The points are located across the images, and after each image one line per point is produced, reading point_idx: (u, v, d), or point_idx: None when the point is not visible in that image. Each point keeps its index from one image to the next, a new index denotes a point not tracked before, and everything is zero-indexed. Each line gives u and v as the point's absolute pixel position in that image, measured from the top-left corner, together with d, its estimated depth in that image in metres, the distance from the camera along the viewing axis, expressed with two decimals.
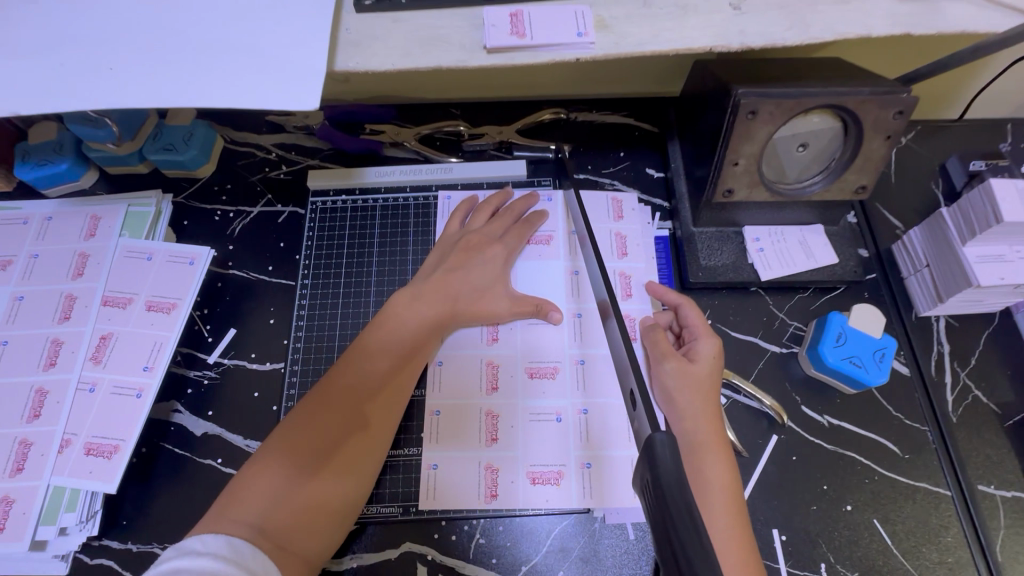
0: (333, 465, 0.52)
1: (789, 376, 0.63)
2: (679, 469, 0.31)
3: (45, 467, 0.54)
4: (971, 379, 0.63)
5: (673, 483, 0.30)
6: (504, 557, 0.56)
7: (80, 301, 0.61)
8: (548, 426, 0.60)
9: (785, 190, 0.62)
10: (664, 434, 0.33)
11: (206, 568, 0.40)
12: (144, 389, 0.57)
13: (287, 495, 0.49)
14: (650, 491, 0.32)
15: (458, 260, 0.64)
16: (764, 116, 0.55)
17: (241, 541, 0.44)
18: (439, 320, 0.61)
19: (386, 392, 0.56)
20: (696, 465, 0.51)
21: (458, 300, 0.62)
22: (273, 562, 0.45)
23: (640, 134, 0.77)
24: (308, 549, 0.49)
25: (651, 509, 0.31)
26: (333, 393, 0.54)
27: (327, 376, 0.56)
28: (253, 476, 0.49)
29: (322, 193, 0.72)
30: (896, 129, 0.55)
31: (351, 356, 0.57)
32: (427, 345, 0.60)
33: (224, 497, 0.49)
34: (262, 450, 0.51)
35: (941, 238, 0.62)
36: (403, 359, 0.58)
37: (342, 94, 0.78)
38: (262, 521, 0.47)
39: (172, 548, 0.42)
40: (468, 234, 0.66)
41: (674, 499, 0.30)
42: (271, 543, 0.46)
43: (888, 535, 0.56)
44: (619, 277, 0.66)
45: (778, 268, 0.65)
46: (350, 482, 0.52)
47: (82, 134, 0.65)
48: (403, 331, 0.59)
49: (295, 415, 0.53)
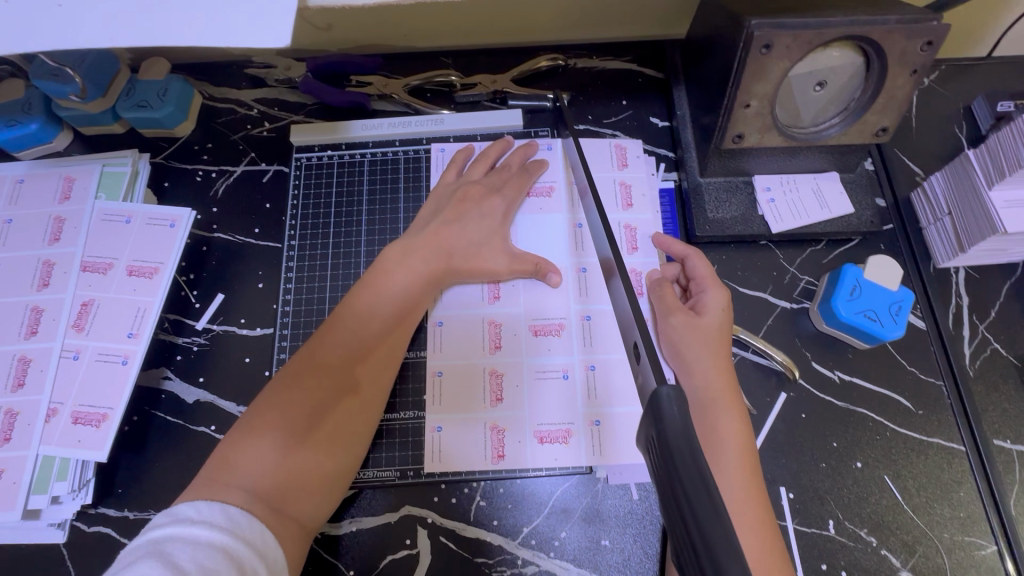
0: (325, 429, 0.50)
1: (798, 332, 0.61)
2: (686, 427, 0.28)
3: (33, 436, 0.53)
4: (990, 331, 0.60)
5: (681, 439, 0.28)
6: (505, 519, 0.55)
7: (59, 267, 0.58)
8: (554, 384, 0.58)
9: (800, 134, 0.58)
10: (671, 387, 0.29)
11: (199, 538, 0.39)
12: (130, 356, 0.55)
13: (279, 459, 0.47)
14: (657, 449, 0.29)
15: (455, 213, 0.61)
16: (779, 50, 0.50)
17: (236, 509, 0.43)
18: (432, 278, 0.58)
19: (378, 352, 0.54)
20: (708, 421, 0.50)
21: (454, 257, 0.59)
22: (265, 525, 0.44)
23: (644, 81, 0.72)
24: (303, 513, 0.48)
25: (660, 466, 0.29)
26: (324, 354, 0.52)
27: (317, 336, 0.54)
28: (243, 441, 0.48)
29: (308, 149, 0.68)
30: (923, 63, 0.51)
31: (342, 315, 0.55)
32: (421, 304, 0.58)
33: (213, 462, 0.47)
34: (253, 412, 0.50)
35: (966, 182, 0.58)
36: (395, 319, 0.56)
37: (324, 44, 0.73)
38: (254, 486, 0.45)
39: (163, 513, 0.42)
40: (466, 185, 0.63)
41: (683, 458, 0.27)
42: (265, 507, 0.45)
43: (899, 492, 0.55)
44: (624, 230, 0.63)
45: (789, 219, 0.62)
46: (343, 445, 0.51)
47: (49, 91, 0.61)
48: (395, 290, 0.56)
49: (284, 377, 0.51)
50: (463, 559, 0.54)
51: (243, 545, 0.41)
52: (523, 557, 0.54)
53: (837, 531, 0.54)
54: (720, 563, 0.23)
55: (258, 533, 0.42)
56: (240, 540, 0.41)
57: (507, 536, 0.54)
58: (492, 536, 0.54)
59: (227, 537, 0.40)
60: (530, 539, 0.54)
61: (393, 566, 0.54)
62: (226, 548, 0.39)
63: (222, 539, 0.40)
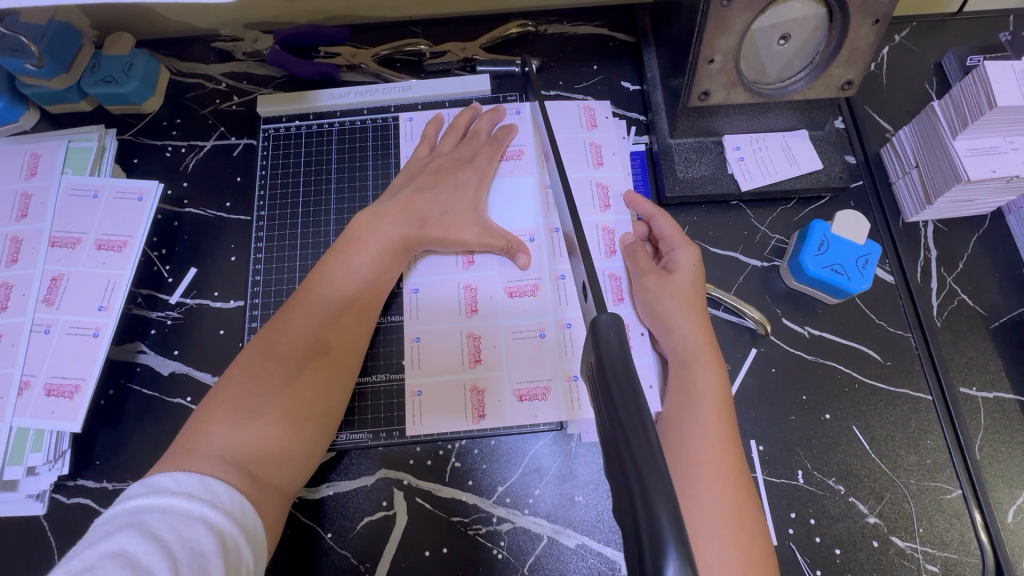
0: (297, 396, 0.50)
1: (770, 290, 0.61)
2: (621, 347, 0.33)
3: (6, 409, 0.53)
4: (957, 283, 0.61)
5: (617, 369, 0.32)
6: (480, 479, 0.56)
7: (27, 242, 0.58)
8: (531, 343, 0.58)
9: (766, 90, 0.58)
10: (610, 315, 0.35)
11: (179, 508, 0.39)
12: (101, 328, 0.55)
13: (250, 428, 0.47)
14: (597, 372, 0.34)
15: (428, 181, 0.61)
16: (739, 2, 0.49)
17: (215, 480, 0.42)
18: (403, 243, 0.58)
19: (350, 315, 0.54)
20: (688, 378, 0.50)
21: (428, 222, 0.59)
22: (245, 496, 0.43)
23: (615, 45, 0.71)
24: (280, 478, 0.48)
25: (600, 393, 0.33)
26: (293, 322, 0.52)
27: (289, 304, 0.54)
28: (213, 413, 0.47)
29: (275, 120, 0.67)
30: (885, 11, 0.50)
31: (312, 284, 0.55)
32: (392, 267, 0.57)
33: (185, 436, 0.46)
34: (223, 384, 0.49)
35: (932, 133, 0.58)
36: (367, 283, 0.56)
37: (291, 15, 0.72)
38: (229, 455, 0.45)
39: (139, 483, 0.40)
40: (438, 158, 0.62)
41: (616, 373, 0.32)
42: (242, 474, 0.44)
43: (867, 441, 0.56)
44: (595, 189, 0.63)
45: (758, 178, 0.62)
46: (317, 411, 0.51)
47: (9, 66, 0.61)
48: (365, 255, 0.56)
49: (254, 347, 0.51)
50: (440, 519, 0.54)
51: (225, 517, 0.40)
52: (498, 516, 0.54)
53: (806, 481, 0.55)
54: (645, 480, 0.27)
55: (238, 504, 0.42)
56: (222, 512, 0.40)
57: (482, 495, 0.55)
58: (468, 496, 0.55)
59: (209, 509, 0.40)
60: (504, 498, 0.55)
61: (370, 527, 0.54)
62: (207, 522, 0.39)
63: (203, 511, 0.39)
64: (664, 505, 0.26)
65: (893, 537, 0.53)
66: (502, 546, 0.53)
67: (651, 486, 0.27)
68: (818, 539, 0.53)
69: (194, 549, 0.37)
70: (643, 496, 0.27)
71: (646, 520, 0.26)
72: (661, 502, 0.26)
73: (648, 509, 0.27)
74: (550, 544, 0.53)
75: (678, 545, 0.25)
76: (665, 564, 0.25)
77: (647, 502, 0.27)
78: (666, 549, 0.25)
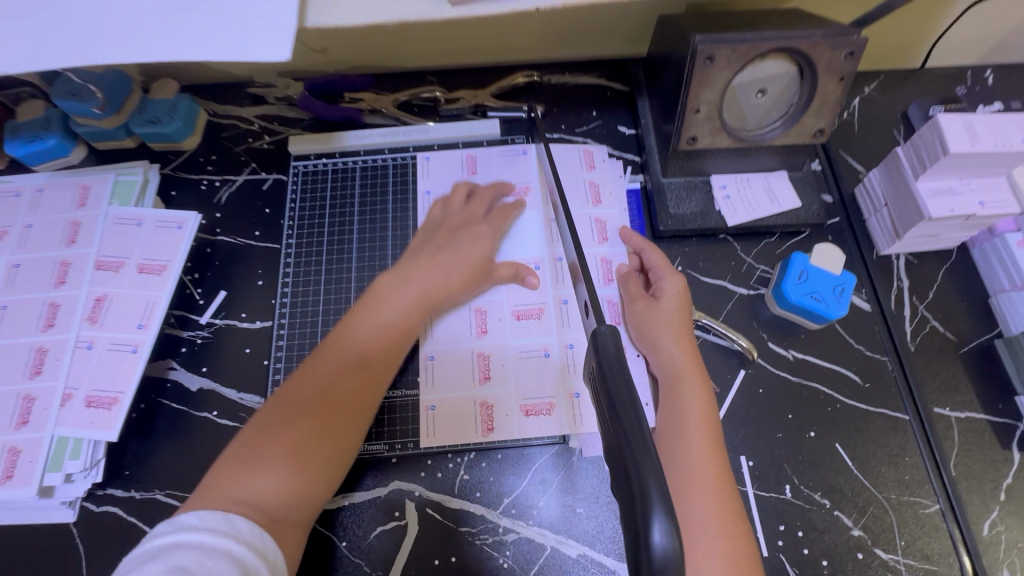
0: (320, 448, 0.50)
1: (756, 316, 0.66)
2: (616, 353, 0.38)
3: (48, 419, 0.57)
4: (928, 310, 0.66)
5: (614, 371, 0.37)
6: (487, 490, 0.59)
7: (75, 266, 0.63)
8: (536, 361, 0.63)
9: (747, 136, 0.64)
10: (608, 326, 0.39)
11: (204, 543, 0.41)
12: (140, 345, 0.60)
13: (274, 478, 0.48)
14: (597, 375, 0.39)
15: (444, 239, 0.65)
16: (721, 61, 0.56)
17: (239, 517, 0.44)
18: (426, 296, 0.60)
19: (375, 369, 0.56)
20: (676, 391, 0.55)
21: (453, 272, 0.63)
22: (264, 529, 0.45)
23: (612, 93, 0.79)
24: (300, 522, 0.49)
25: (600, 393, 0.38)
26: (323, 374, 0.53)
27: (319, 351, 0.56)
28: (241, 460, 0.48)
29: (304, 157, 0.74)
30: (848, 70, 0.58)
31: (342, 335, 0.56)
32: (418, 314, 0.60)
33: (212, 476, 0.47)
34: (254, 428, 0.50)
35: (897, 175, 0.64)
36: (392, 336, 0.58)
37: (320, 65, 0.80)
38: (255, 500, 0.46)
39: (165, 521, 0.42)
40: (451, 217, 0.67)
41: (613, 374, 0.37)
42: (266, 519, 0.46)
43: (850, 458, 0.60)
44: (595, 223, 0.69)
45: (743, 214, 0.68)
46: (338, 462, 0.51)
47: (69, 109, 0.68)
48: (393, 302, 0.59)
49: (284, 394, 0.53)
50: (449, 528, 0.58)
51: (248, 550, 0.42)
52: (504, 526, 0.57)
53: (793, 495, 0.58)
54: (638, 461, 0.32)
55: (260, 537, 0.44)
56: (245, 545, 0.42)
57: (489, 506, 0.58)
58: (476, 507, 0.58)
59: (233, 542, 0.42)
60: (510, 509, 0.58)
61: (383, 536, 0.57)
62: (233, 554, 0.41)
63: (227, 545, 0.41)
64: (651, 476, 0.31)
65: (877, 549, 0.56)
66: (508, 556, 0.56)
67: (644, 467, 0.31)
68: (807, 551, 0.56)
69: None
70: (636, 470, 0.32)
71: (640, 496, 0.31)
72: (651, 479, 0.31)
73: (641, 486, 0.31)
74: (553, 554, 0.56)
75: (663, 507, 0.30)
76: (652, 520, 0.30)
77: (639, 476, 0.31)
78: (653, 510, 0.30)
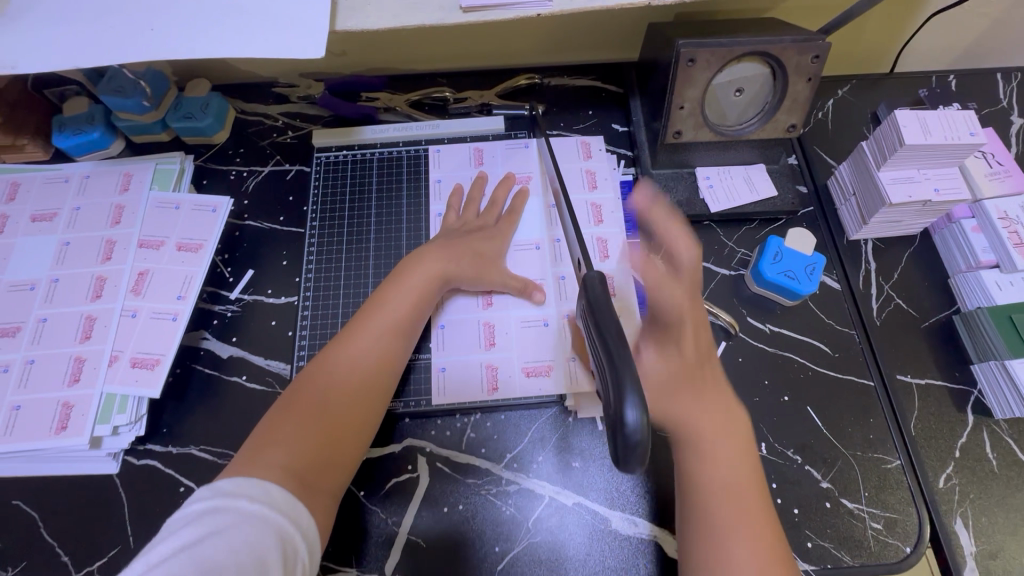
0: (347, 420, 0.55)
1: (737, 294, 0.73)
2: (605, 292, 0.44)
3: (98, 377, 0.63)
4: (893, 290, 0.73)
5: (602, 308, 0.43)
6: (492, 447, 0.65)
7: (120, 244, 0.70)
8: (537, 330, 0.69)
9: (727, 131, 0.72)
10: (598, 272, 0.45)
11: (242, 509, 0.43)
12: (179, 313, 0.67)
13: (307, 448, 0.51)
14: (586, 311, 0.45)
15: (456, 234, 0.70)
16: (701, 63, 0.64)
17: (274, 486, 0.47)
18: (439, 280, 0.65)
19: (395, 347, 0.60)
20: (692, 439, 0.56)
21: (460, 264, 0.67)
22: (299, 493, 0.48)
23: (607, 95, 0.86)
24: (332, 487, 0.52)
25: (588, 324, 0.45)
26: (347, 354, 0.58)
27: (342, 333, 0.60)
28: (275, 434, 0.51)
29: (326, 149, 0.81)
30: (815, 72, 0.65)
31: (364, 317, 0.61)
32: (428, 300, 0.64)
33: (249, 448, 0.51)
34: (284, 406, 0.54)
35: (863, 166, 0.71)
36: (410, 317, 0.62)
37: (339, 68, 0.87)
38: (292, 467, 0.49)
39: (204, 487, 0.45)
40: (469, 222, 0.72)
41: (602, 309, 0.43)
42: (303, 483, 0.49)
43: (820, 419, 0.66)
44: (590, 207, 0.76)
45: (725, 202, 0.75)
46: (362, 431, 0.56)
47: (114, 104, 0.75)
48: (402, 292, 0.63)
49: (311, 373, 0.56)
50: (457, 480, 0.64)
51: (282, 517, 0.45)
52: (506, 478, 0.64)
53: (768, 451, 0.64)
54: (619, 368, 0.39)
55: (293, 505, 0.47)
56: (280, 513, 0.45)
57: (493, 460, 0.65)
58: (481, 461, 0.65)
59: (268, 509, 0.45)
60: (512, 463, 0.64)
61: (397, 486, 0.64)
62: (269, 522, 0.44)
63: (264, 513, 0.44)
64: (628, 375, 0.38)
65: (843, 499, 0.62)
66: (510, 504, 0.62)
67: (625, 373, 0.39)
68: (780, 500, 0.62)
69: (267, 547, 0.42)
70: (617, 373, 0.39)
71: (618, 387, 0.38)
72: (629, 377, 0.38)
73: (621, 383, 0.38)
74: (551, 503, 0.62)
75: (635, 394, 0.38)
76: (627, 404, 0.38)
77: (619, 375, 0.39)
78: (629, 399, 0.38)
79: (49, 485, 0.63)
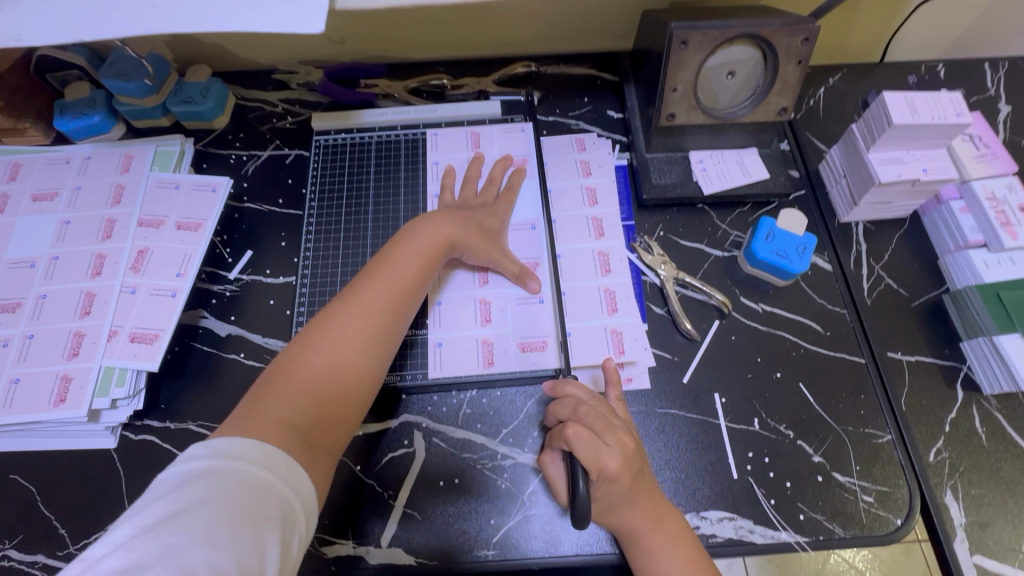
0: (349, 381, 0.55)
1: (730, 274, 0.74)
2: None
3: (97, 351, 0.64)
4: (884, 270, 0.74)
5: None
6: (488, 422, 0.66)
7: (120, 223, 0.71)
8: (533, 307, 0.70)
9: (719, 114, 0.73)
10: None
11: (237, 470, 0.43)
12: (178, 290, 0.67)
13: (307, 409, 0.51)
14: None
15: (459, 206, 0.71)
16: (693, 45, 0.65)
17: (273, 447, 0.46)
18: (445, 246, 0.65)
19: (399, 310, 0.60)
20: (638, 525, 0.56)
21: (466, 231, 0.67)
22: (300, 454, 0.48)
23: (602, 82, 0.88)
24: (332, 448, 0.52)
25: None
26: (351, 314, 0.57)
27: (346, 293, 0.59)
28: (276, 393, 0.51)
29: (325, 132, 0.82)
30: (805, 54, 0.66)
31: (369, 278, 0.60)
32: (432, 266, 0.64)
33: (247, 406, 0.50)
34: (286, 364, 0.53)
35: (853, 148, 0.72)
36: (415, 281, 0.62)
37: (339, 56, 0.88)
38: (293, 427, 0.49)
39: (200, 445, 0.44)
40: (473, 202, 0.72)
41: None
42: (304, 443, 0.49)
43: (810, 394, 0.67)
44: (585, 189, 0.77)
45: (717, 183, 0.76)
46: (363, 393, 0.56)
47: (115, 86, 0.75)
48: (406, 256, 0.62)
49: (314, 333, 0.56)
50: (453, 456, 0.64)
51: (279, 479, 0.45)
52: (502, 452, 0.64)
53: (761, 427, 0.65)
54: None
55: (291, 469, 0.46)
56: (276, 474, 0.45)
57: (489, 435, 0.65)
58: (477, 435, 0.65)
59: (264, 471, 0.44)
60: (508, 438, 0.65)
61: (394, 460, 0.64)
62: (265, 483, 0.44)
63: (260, 472, 0.44)
64: None
65: (835, 472, 0.63)
66: (506, 478, 0.63)
67: None
68: (772, 474, 0.63)
69: (263, 508, 0.42)
70: None
71: None
72: None
73: None
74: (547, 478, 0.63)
75: None
76: None
77: None
78: None
79: (46, 459, 0.64)
